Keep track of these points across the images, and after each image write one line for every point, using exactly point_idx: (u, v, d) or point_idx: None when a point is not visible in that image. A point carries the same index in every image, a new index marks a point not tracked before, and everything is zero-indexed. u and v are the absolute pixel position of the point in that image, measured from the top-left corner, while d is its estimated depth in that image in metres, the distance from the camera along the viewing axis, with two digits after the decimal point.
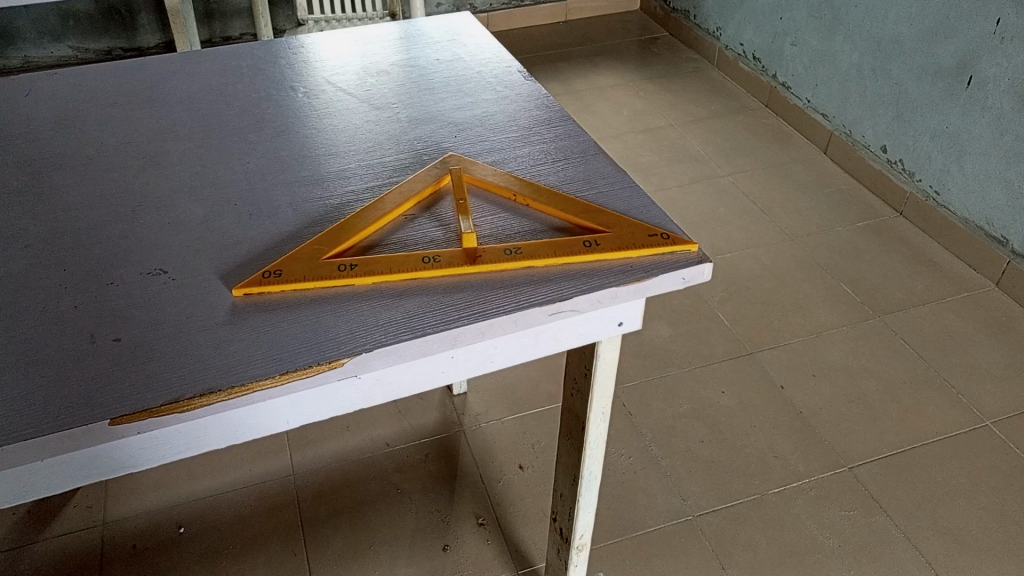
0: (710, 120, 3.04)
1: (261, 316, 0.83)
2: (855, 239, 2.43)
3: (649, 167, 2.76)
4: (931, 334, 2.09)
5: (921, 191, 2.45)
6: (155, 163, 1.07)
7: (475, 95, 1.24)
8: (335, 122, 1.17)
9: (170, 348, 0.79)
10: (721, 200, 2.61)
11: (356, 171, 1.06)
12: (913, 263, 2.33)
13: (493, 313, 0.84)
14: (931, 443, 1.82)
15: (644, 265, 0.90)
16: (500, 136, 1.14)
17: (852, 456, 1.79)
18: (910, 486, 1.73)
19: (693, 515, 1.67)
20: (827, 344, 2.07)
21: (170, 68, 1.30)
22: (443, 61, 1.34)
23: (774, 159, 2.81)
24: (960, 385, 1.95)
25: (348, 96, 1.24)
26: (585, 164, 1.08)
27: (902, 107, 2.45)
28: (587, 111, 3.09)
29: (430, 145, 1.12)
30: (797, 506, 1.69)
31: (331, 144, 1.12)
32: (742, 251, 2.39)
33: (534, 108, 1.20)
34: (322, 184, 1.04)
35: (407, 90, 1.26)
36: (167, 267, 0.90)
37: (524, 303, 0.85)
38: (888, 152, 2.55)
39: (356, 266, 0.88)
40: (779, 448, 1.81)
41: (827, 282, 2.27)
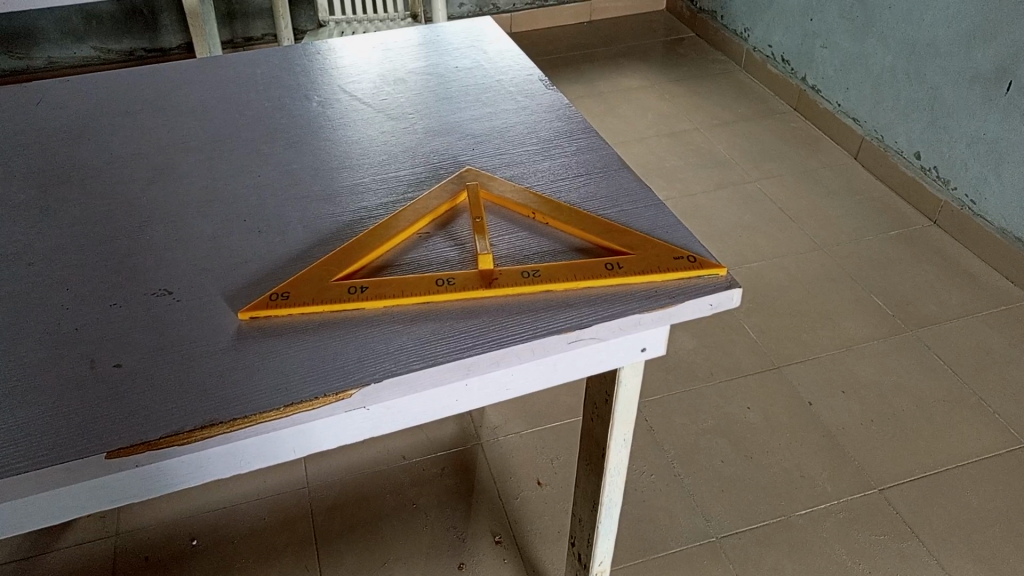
0: (737, 124, 2.97)
1: (267, 342, 0.80)
2: (886, 249, 2.36)
3: (674, 172, 2.70)
4: (967, 349, 2.02)
5: (956, 199, 2.37)
6: (164, 176, 1.04)
7: (495, 104, 1.20)
8: (351, 133, 1.14)
9: (172, 374, 0.76)
10: (748, 207, 2.55)
11: (369, 186, 1.02)
12: (947, 275, 2.25)
13: (510, 341, 0.80)
14: (966, 465, 1.75)
15: (669, 290, 0.85)
16: (520, 149, 1.09)
17: (882, 478, 1.73)
18: (943, 510, 1.66)
19: (717, 536, 1.61)
20: (857, 358, 2.01)
21: (185, 76, 1.27)
22: (463, 69, 1.30)
23: (803, 164, 2.74)
24: (996, 404, 1.88)
25: (364, 106, 1.20)
26: (609, 180, 1.03)
27: (938, 111, 2.37)
28: (611, 114, 3.04)
29: (447, 158, 1.08)
30: (825, 529, 1.63)
31: (345, 156, 1.09)
32: (770, 260, 2.33)
33: (555, 119, 1.16)
34: (334, 199, 1.00)
35: (425, 100, 1.22)
36: (172, 287, 0.87)
37: (543, 331, 0.81)
38: (922, 158, 2.47)
39: (367, 288, 0.84)
40: (807, 468, 1.75)
41: (858, 293, 2.20)
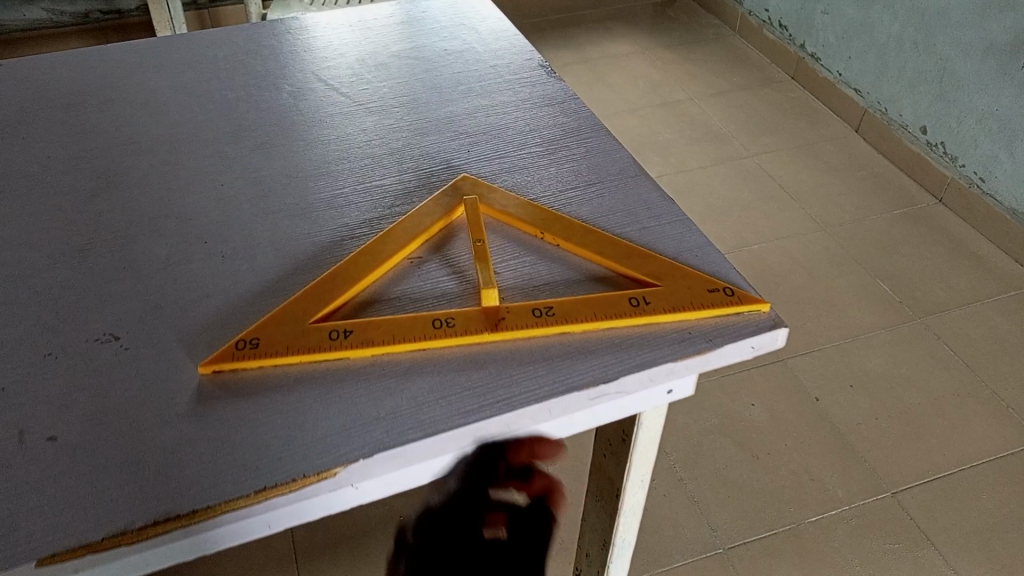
0: (733, 93, 2.84)
1: (234, 406, 0.67)
2: (891, 229, 2.26)
3: (668, 146, 2.57)
4: (977, 338, 1.94)
5: (963, 176, 2.27)
6: (111, 186, 0.90)
7: (490, 96, 1.06)
8: (327, 130, 0.99)
9: (118, 449, 0.63)
10: (747, 183, 2.42)
11: (350, 198, 0.89)
12: (955, 257, 2.16)
13: (522, 397, 0.68)
14: (980, 465, 1.67)
15: (704, 330, 0.74)
16: (522, 151, 0.96)
17: (895, 480, 1.65)
18: (958, 515, 1.59)
19: (724, 547, 1.53)
20: (864, 348, 1.91)
21: (135, 59, 1.11)
22: (452, 51, 1.15)
23: (803, 137, 2.62)
24: (1009, 398, 1.80)
25: (343, 97, 1.05)
26: (624, 189, 0.90)
27: (947, 84, 2.25)
28: (601, 83, 2.89)
29: (439, 162, 0.94)
30: (837, 537, 1.55)
31: (321, 160, 0.94)
32: (771, 242, 2.21)
33: (560, 114, 1.02)
34: (311, 215, 0.86)
35: (411, 89, 1.07)
36: (119, 331, 0.73)
37: (561, 386, 0.69)
38: (928, 133, 2.36)
39: (352, 332, 0.72)
40: (816, 470, 1.66)
41: (863, 278, 2.10)
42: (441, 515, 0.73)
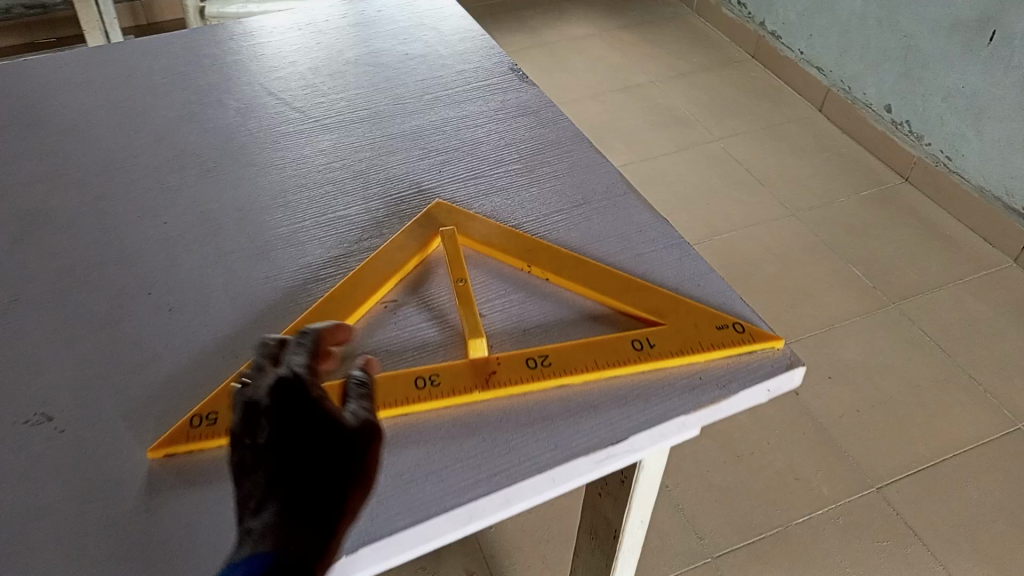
0: (694, 75, 2.78)
1: (191, 498, 0.58)
2: (860, 211, 2.22)
3: (632, 133, 2.50)
4: (952, 321, 1.91)
5: (930, 155, 2.24)
6: (36, 228, 0.79)
7: (459, 106, 0.97)
8: (281, 152, 0.89)
9: (55, 563, 0.54)
10: (714, 169, 2.37)
11: (312, 232, 0.79)
12: (925, 238, 2.14)
13: (522, 467, 0.60)
14: (964, 453, 1.64)
15: (716, 375, 0.67)
16: (499, 170, 0.88)
17: (879, 474, 1.61)
18: (944, 507, 1.55)
19: (712, 556, 1.48)
20: (841, 337, 1.87)
21: (60, 74, 1.00)
22: (414, 56, 1.06)
23: (767, 118, 2.57)
24: (988, 382, 1.77)
25: (297, 113, 0.95)
26: (614, 209, 0.83)
27: (912, 62, 2.22)
28: (560, 68, 2.80)
29: (408, 186, 0.85)
30: (825, 537, 1.51)
31: (277, 188, 0.85)
32: (741, 229, 2.16)
33: (536, 126, 0.94)
34: (268, 255, 0.77)
35: (371, 101, 0.98)
36: (52, 409, 0.64)
37: (563, 451, 0.61)
38: (893, 111, 2.33)
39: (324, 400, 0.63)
40: (801, 469, 1.62)
41: (836, 264, 2.06)
42: (304, 446, 0.52)
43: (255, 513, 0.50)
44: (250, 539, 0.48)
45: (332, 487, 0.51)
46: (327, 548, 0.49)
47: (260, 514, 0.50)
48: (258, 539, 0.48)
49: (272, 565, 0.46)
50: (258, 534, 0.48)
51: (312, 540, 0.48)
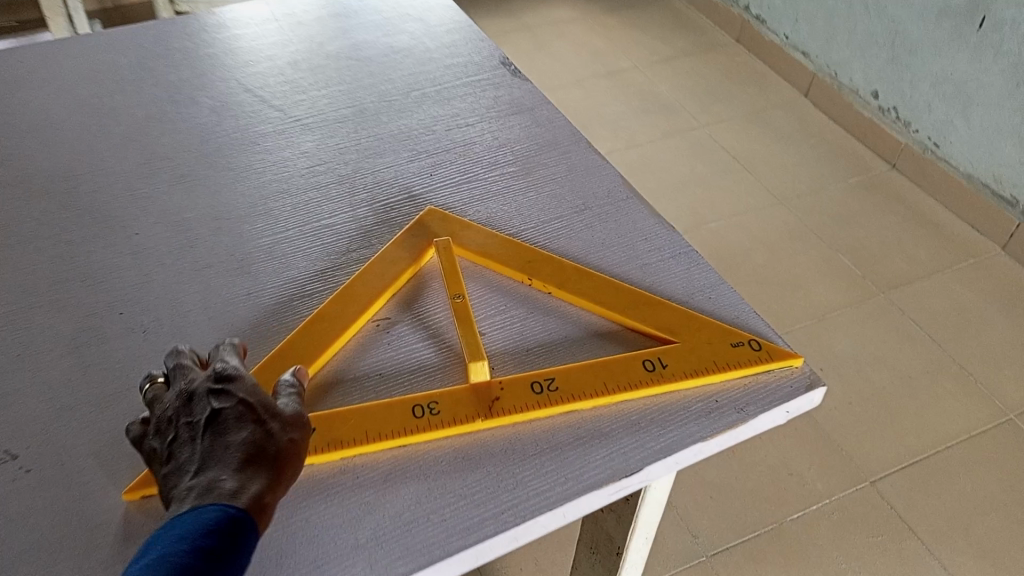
0: (678, 60, 2.73)
1: None
2: (847, 199, 2.20)
3: (616, 120, 2.45)
4: (942, 309, 1.88)
5: (917, 142, 2.22)
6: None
7: (449, 103, 0.92)
8: (260, 155, 0.84)
9: None
10: (700, 156, 2.33)
11: (296, 242, 0.74)
12: (913, 225, 2.12)
13: (531, 503, 0.56)
14: (955, 446, 1.59)
15: (733, 397, 0.63)
16: (494, 173, 0.83)
17: (872, 468, 1.55)
18: (939, 500, 1.50)
19: (707, 555, 1.43)
20: (833, 330, 1.83)
21: (20, 71, 0.93)
22: (399, 49, 1.00)
23: (753, 104, 2.54)
24: (977, 371, 1.73)
25: (276, 112, 0.90)
26: (616, 215, 0.78)
27: (899, 47, 2.19)
28: (542, 52, 2.74)
29: (398, 191, 0.80)
30: (819, 535, 1.45)
31: (256, 194, 0.79)
32: (729, 219, 2.13)
33: (531, 124, 0.89)
34: (249, 269, 0.72)
35: (355, 98, 0.92)
36: (16, 446, 0.58)
37: (575, 484, 0.57)
38: (880, 98, 2.30)
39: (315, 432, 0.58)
40: (793, 464, 1.57)
41: (825, 253, 2.04)
42: (245, 421, 0.54)
43: (196, 474, 0.51)
44: (194, 495, 0.49)
45: (273, 454, 0.53)
46: (268, 504, 0.50)
47: (204, 475, 0.51)
48: (203, 494, 0.49)
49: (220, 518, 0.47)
50: (201, 491, 0.49)
51: (256, 494, 0.50)
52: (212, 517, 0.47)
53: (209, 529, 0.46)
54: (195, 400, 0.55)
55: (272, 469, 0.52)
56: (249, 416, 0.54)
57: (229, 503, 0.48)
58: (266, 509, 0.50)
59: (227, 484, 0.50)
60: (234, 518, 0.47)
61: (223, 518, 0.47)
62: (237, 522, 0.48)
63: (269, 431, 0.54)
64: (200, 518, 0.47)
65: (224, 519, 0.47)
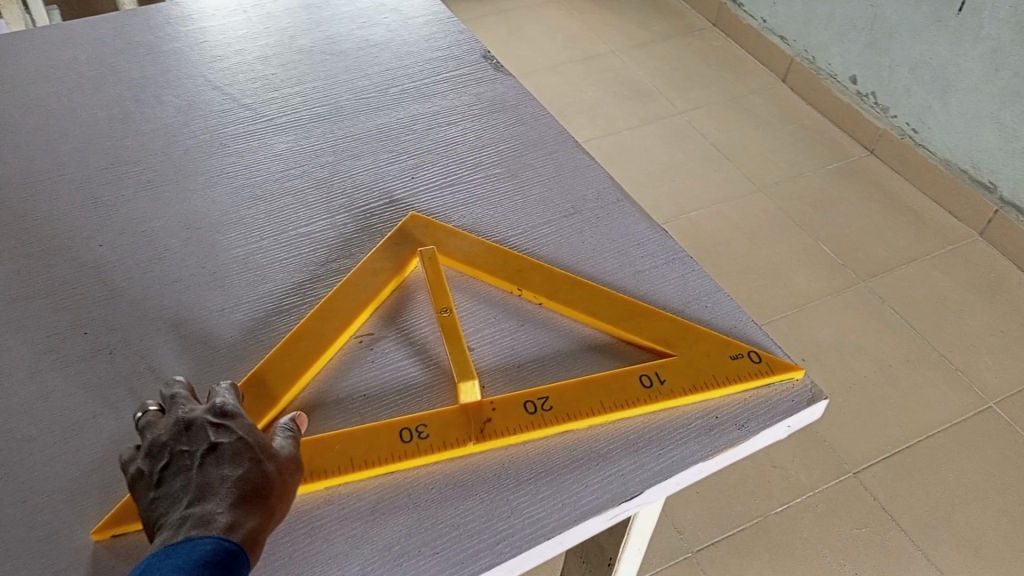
0: (655, 44, 2.70)
1: None
2: (827, 186, 2.19)
3: (594, 106, 2.42)
4: (922, 297, 1.88)
5: (896, 127, 2.21)
6: None
7: (429, 100, 0.88)
8: (231, 158, 0.80)
9: None
10: (679, 143, 2.31)
11: (273, 252, 0.71)
12: (892, 212, 2.11)
13: (527, 532, 0.53)
14: (938, 435, 1.58)
15: (733, 413, 0.60)
16: (478, 175, 0.79)
17: (856, 459, 1.54)
18: (922, 491, 1.49)
19: (693, 551, 1.40)
20: (813, 318, 1.82)
21: None
22: (375, 42, 0.96)
23: (731, 90, 2.52)
24: (958, 360, 1.73)
25: (247, 111, 0.85)
26: (607, 219, 0.75)
27: (878, 32, 2.17)
28: (517, 37, 2.70)
29: (378, 195, 0.76)
30: (805, 527, 1.43)
31: (229, 200, 0.75)
32: (709, 207, 2.11)
33: (515, 122, 0.86)
34: (223, 282, 0.68)
35: (330, 95, 0.88)
36: None
37: (573, 510, 0.54)
38: (858, 83, 2.29)
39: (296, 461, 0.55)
40: (778, 456, 1.54)
41: (805, 241, 2.02)
42: (245, 454, 0.51)
43: (189, 503, 0.48)
44: (188, 526, 0.47)
45: (271, 489, 0.50)
46: (262, 541, 0.48)
47: (199, 505, 0.48)
48: (198, 526, 0.46)
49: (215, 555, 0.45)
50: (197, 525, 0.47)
51: (250, 530, 0.48)
52: (209, 552, 0.45)
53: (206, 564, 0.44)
54: (190, 426, 0.52)
55: (268, 505, 0.49)
56: (248, 452, 0.51)
57: (224, 539, 0.46)
58: (258, 547, 0.48)
59: (222, 519, 0.47)
60: (229, 555, 0.45)
61: (220, 555, 0.45)
62: (233, 560, 0.45)
63: (266, 468, 0.51)
64: (197, 554, 0.44)
65: (220, 555, 0.45)
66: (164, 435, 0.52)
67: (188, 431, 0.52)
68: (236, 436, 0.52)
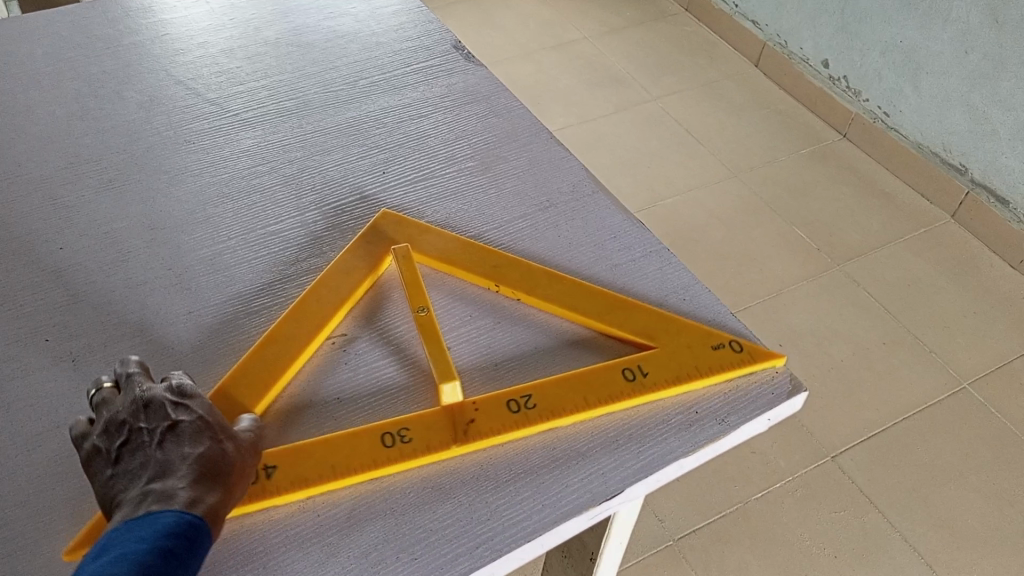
0: (628, 30, 2.68)
1: None
2: (801, 171, 2.19)
3: (567, 94, 2.40)
4: (896, 280, 1.89)
5: (868, 111, 2.22)
6: None
7: (400, 92, 0.86)
8: (196, 155, 0.77)
9: None
10: (653, 130, 2.30)
11: (242, 251, 0.69)
12: (865, 195, 2.12)
13: (507, 535, 0.52)
14: (914, 417, 1.60)
15: (713, 407, 0.60)
16: (451, 169, 0.78)
17: (833, 442, 1.55)
18: (898, 473, 1.50)
19: (674, 538, 1.40)
20: (790, 303, 1.82)
21: None
22: (343, 34, 0.94)
23: (704, 75, 2.51)
24: (932, 342, 1.75)
25: (212, 106, 0.83)
26: (582, 211, 0.74)
27: (849, 16, 2.17)
28: (489, 25, 2.67)
29: (349, 192, 0.75)
30: (785, 512, 1.44)
31: (195, 198, 0.73)
32: (684, 193, 2.10)
33: (488, 114, 0.84)
34: (190, 283, 0.66)
35: (298, 88, 0.86)
36: None
37: (552, 511, 0.53)
38: (830, 67, 2.30)
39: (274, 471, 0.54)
40: (757, 442, 1.54)
41: (780, 226, 2.03)
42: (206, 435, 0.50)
43: (149, 480, 0.47)
44: (150, 500, 0.46)
45: (232, 469, 0.50)
46: (222, 517, 0.47)
47: (159, 481, 0.47)
48: (160, 500, 0.46)
49: (180, 525, 0.44)
50: (159, 498, 0.46)
51: (212, 507, 0.47)
52: (172, 523, 0.44)
53: (173, 534, 0.43)
54: (148, 403, 0.51)
55: (228, 483, 0.49)
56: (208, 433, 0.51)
57: (188, 511, 0.45)
58: (219, 522, 0.47)
59: (184, 493, 0.46)
60: (193, 526, 0.45)
61: (186, 528, 0.44)
62: (197, 531, 0.45)
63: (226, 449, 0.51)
64: (162, 522, 0.44)
65: (185, 526, 0.44)
66: (122, 412, 0.51)
67: (146, 408, 0.51)
68: (196, 416, 0.51)
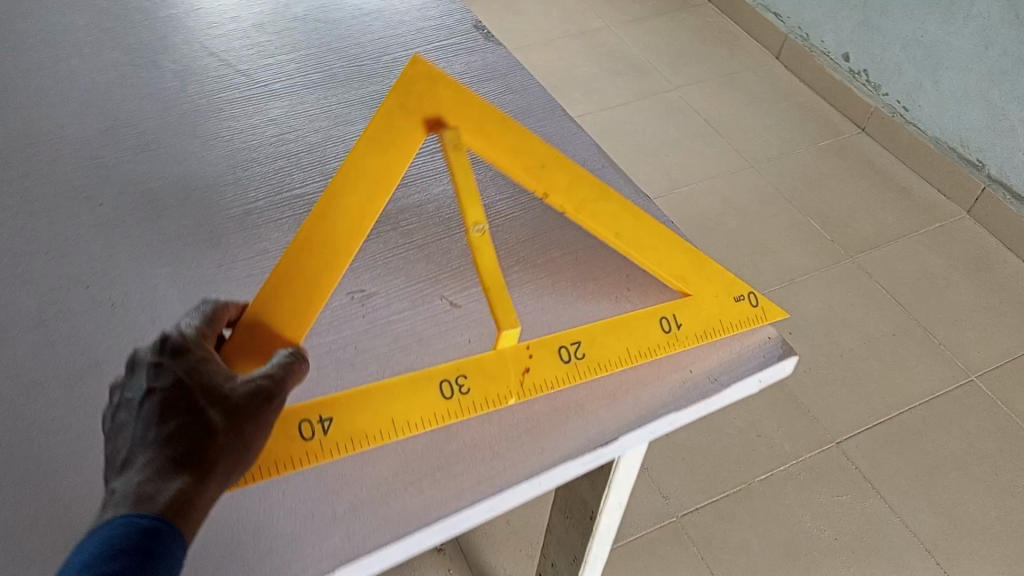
0: (650, 20, 2.70)
1: None
2: (818, 163, 2.21)
3: (588, 81, 2.43)
4: (908, 273, 1.91)
5: (887, 105, 2.23)
6: None
7: None
8: (226, 123, 0.81)
9: None
10: (672, 119, 2.32)
11: (268, 212, 0.73)
12: (881, 189, 2.14)
13: (508, 473, 0.56)
14: (920, 407, 1.62)
15: (707, 368, 0.64)
16: None
17: (839, 428, 1.57)
18: (901, 460, 1.53)
19: (678, 515, 1.43)
20: (802, 294, 1.84)
21: None
22: (370, 12, 0.98)
23: (725, 66, 2.53)
24: (941, 335, 1.76)
25: (244, 77, 0.87)
26: None
27: (872, 9, 2.18)
28: (512, 11, 2.70)
29: None
30: (787, 494, 1.47)
31: (223, 164, 0.77)
32: (700, 182, 2.13)
33: (505, 91, 0.88)
34: (219, 240, 0.70)
35: (325, 62, 0.90)
36: None
37: (551, 453, 0.57)
38: (851, 61, 2.30)
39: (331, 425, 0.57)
40: (763, 426, 1.57)
41: (794, 217, 2.05)
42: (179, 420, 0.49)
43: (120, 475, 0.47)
44: (110, 503, 0.45)
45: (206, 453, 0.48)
46: (192, 508, 0.45)
47: (127, 474, 0.46)
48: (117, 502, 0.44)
49: (125, 533, 0.42)
50: (121, 494, 0.45)
51: (177, 501, 0.45)
52: (117, 535, 0.42)
53: (114, 545, 0.41)
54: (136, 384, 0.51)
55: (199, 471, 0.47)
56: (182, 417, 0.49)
57: (138, 515, 0.43)
58: (188, 514, 0.45)
59: (142, 493, 0.45)
60: (142, 531, 0.42)
61: (133, 533, 0.42)
62: (149, 535, 0.43)
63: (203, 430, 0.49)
64: (109, 532, 0.42)
65: (131, 533, 0.42)
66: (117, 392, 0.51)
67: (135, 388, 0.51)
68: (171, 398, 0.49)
